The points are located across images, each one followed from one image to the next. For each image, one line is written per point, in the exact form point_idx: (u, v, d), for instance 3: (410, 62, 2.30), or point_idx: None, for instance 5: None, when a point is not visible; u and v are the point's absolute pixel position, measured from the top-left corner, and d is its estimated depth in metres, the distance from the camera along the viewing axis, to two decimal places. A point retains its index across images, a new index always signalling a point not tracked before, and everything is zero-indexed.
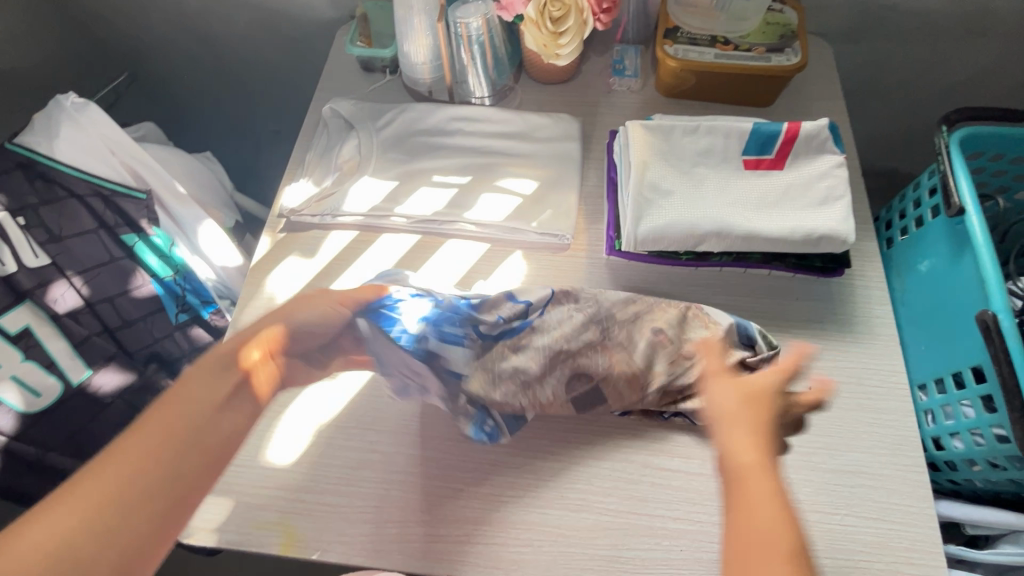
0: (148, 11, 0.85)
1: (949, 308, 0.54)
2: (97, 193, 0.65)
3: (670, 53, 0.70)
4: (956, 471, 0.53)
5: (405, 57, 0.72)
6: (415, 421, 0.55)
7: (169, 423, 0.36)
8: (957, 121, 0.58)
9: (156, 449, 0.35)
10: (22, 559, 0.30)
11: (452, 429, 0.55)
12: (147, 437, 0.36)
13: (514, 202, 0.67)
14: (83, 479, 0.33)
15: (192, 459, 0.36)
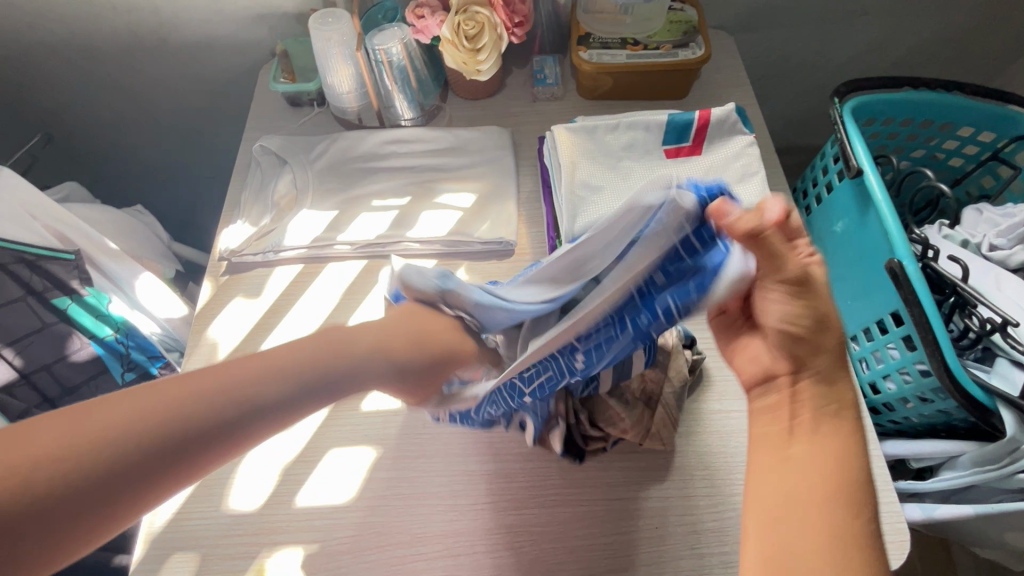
0: (56, 67, 0.82)
1: (865, 263, 0.58)
2: (19, 259, 0.59)
3: (585, 58, 0.73)
4: (894, 411, 0.57)
5: (330, 89, 0.73)
6: (382, 443, 0.55)
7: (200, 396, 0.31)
8: (847, 93, 0.63)
9: (167, 413, 0.30)
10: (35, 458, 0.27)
11: (422, 446, 0.55)
12: (165, 403, 0.30)
13: (456, 216, 0.68)
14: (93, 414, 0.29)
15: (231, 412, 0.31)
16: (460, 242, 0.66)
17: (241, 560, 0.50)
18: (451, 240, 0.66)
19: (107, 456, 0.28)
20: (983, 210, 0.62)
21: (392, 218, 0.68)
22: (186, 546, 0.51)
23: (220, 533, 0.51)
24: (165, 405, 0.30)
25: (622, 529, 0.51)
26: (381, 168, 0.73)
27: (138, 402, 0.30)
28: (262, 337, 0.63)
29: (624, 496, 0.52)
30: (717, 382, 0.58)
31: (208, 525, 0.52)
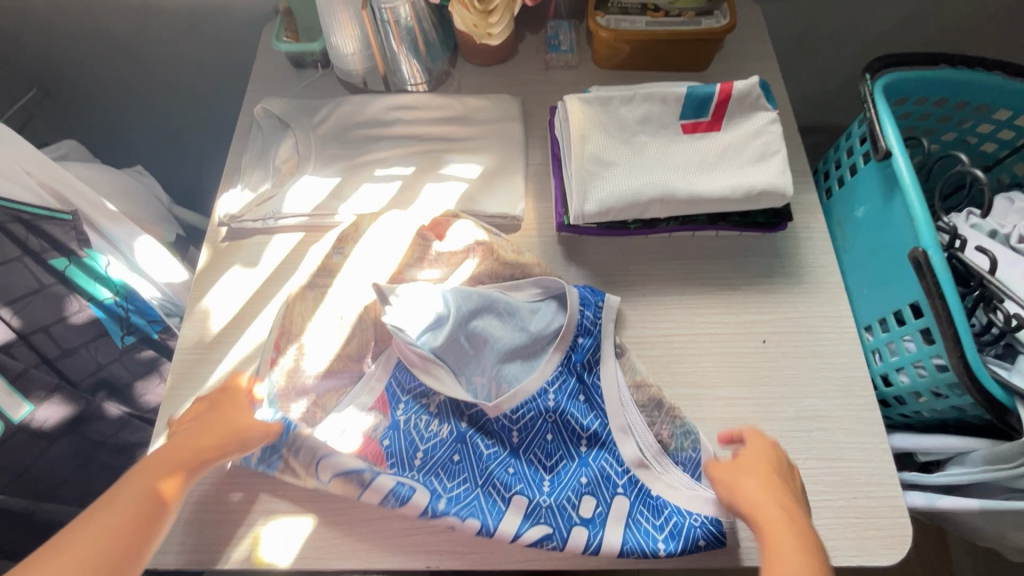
0: (56, 21, 0.80)
1: (885, 251, 0.56)
2: (15, 218, 0.58)
3: (602, 23, 0.69)
4: (905, 405, 0.55)
5: (335, 50, 0.70)
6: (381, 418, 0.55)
7: (126, 507, 0.42)
8: (879, 69, 0.59)
9: (117, 525, 0.41)
10: (87, 549, 0.39)
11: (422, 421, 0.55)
12: (110, 517, 0.41)
13: (481, 236, 0.60)
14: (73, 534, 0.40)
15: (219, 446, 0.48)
16: (511, 326, 0.57)
17: (240, 525, 0.51)
18: (506, 286, 0.60)
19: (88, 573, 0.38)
20: (1015, 199, 0.59)
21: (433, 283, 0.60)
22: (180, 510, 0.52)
23: (215, 499, 0.52)
24: (122, 507, 0.42)
25: None
26: (386, 136, 0.70)
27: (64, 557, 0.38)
28: (260, 306, 0.62)
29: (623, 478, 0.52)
30: (721, 369, 0.57)
31: (206, 492, 0.52)
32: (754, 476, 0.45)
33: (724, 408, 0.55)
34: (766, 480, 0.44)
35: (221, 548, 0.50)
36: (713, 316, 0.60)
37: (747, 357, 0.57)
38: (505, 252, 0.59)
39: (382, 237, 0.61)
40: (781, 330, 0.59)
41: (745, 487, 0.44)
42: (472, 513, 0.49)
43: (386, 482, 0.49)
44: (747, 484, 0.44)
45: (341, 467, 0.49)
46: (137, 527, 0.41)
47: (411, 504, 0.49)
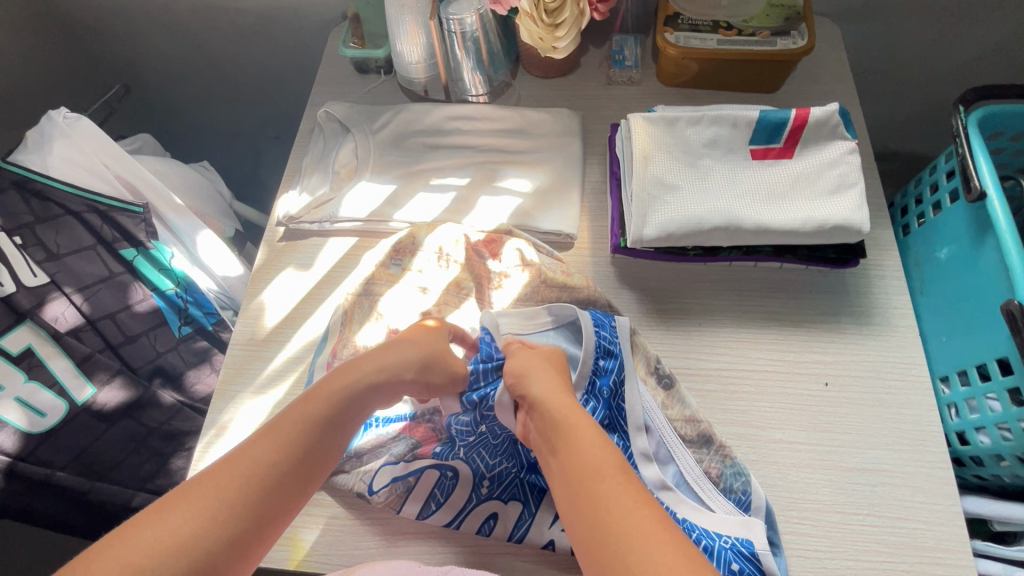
0: (140, 20, 0.84)
1: (970, 300, 0.52)
2: (92, 208, 0.63)
3: (671, 40, 0.67)
4: (984, 466, 0.51)
5: (399, 57, 0.71)
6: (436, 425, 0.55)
7: (255, 475, 0.37)
8: (974, 102, 0.55)
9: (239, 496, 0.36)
10: (187, 524, 0.33)
11: None
12: (230, 481, 0.36)
13: (532, 256, 0.60)
14: (206, 480, 0.36)
15: (326, 431, 0.41)
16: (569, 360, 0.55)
17: None
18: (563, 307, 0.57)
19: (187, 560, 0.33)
20: None
21: (481, 310, 0.59)
22: None
23: None
24: (247, 476, 0.37)
25: None
26: (443, 145, 0.70)
27: (207, 491, 0.35)
28: (312, 308, 0.63)
29: None
30: (778, 410, 0.54)
31: None
32: (546, 373, 0.46)
33: (779, 452, 0.52)
34: (543, 365, 0.47)
35: None
36: (771, 352, 0.57)
37: (807, 401, 0.54)
38: (553, 274, 0.58)
39: (437, 250, 0.61)
40: (846, 374, 0.55)
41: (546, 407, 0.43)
42: (514, 496, 0.49)
43: (430, 481, 0.49)
44: (535, 365, 0.47)
45: (388, 471, 0.50)
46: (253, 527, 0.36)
47: (452, 500, 0.49)
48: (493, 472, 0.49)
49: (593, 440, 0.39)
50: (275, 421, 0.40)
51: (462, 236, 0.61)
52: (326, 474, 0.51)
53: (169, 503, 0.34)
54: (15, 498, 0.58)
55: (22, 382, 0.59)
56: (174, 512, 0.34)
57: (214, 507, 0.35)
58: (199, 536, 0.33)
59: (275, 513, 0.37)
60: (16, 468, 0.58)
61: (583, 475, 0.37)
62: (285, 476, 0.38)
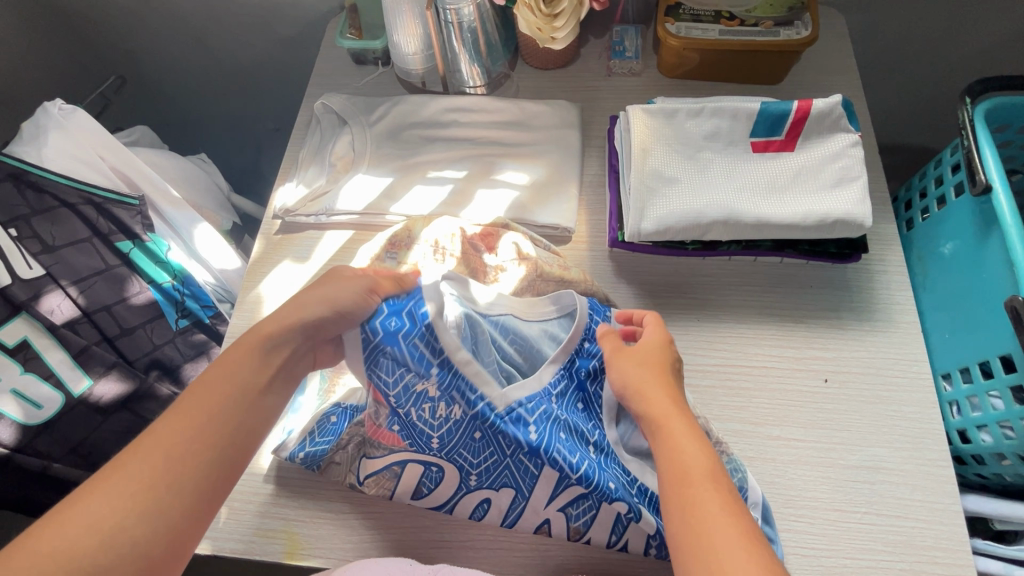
0: (137, 12, 0.84)
1: (974, 296, 0.51)
2: (88, 201, 0.63)
3: (672, 31, 0.66)
4: (985, 465, 0.50)
5: (396, 48, 0.70)
6: None
7: (159, 461, 0.34)
8: (981, 93, 0.54)
9: (149, 483, 0.33)
10: (98, 516, 0.31)
11: None
12: (134, 471, 0.33)
13: (529, 250, 0.59)
14: (115, 470, 0.33)
15: (246, 406, 0.38)
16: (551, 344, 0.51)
17: (272, 519, 0.50)
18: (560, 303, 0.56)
19: (101, 557, 0.30)
20: None
21: None
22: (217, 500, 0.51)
23: (248, 490, 0.52)
24: (152, 466, 0.33)
25: None
26: (441, 137, 0.70)
27: (118, 479, 0.33)
28: None
29: None
30: (777, 406, 0.53)
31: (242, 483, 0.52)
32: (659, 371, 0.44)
33: (777, 449, 0.51)
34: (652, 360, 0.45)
35: (254, 540, 0.49)
36: (771, 348, 0.56)
37: (807, 397, 0.53)
38: (550, 268, 0.58)
39: (433, 243, 0.60)
40: (847, 370, 0.54)
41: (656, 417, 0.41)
42: (504, 482, 0.47)
43: (416, 474, 0.47)
44: (637, 368, 0.44)
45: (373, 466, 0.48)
46: (179, 518, 0.33)
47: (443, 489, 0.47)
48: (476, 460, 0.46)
49: (693, 443, 0.38)
50: (183, 399, 0.37)
51: (459, 230, 0.61)
52: (317, 466, 0.50)
53: (77, 497, 0.32)
54: (17, 488, 0.59)
55: (19, 374, 0.59)
56: (86, 503, 0.32)
57: (126, 495, 0.32)
58: (110, 529, 0.31)
59: (200, 499, 0.34)
60: (15, 459, 0.58)
61: (677, 471, 0.37)
62: (205, 457, 0.35)
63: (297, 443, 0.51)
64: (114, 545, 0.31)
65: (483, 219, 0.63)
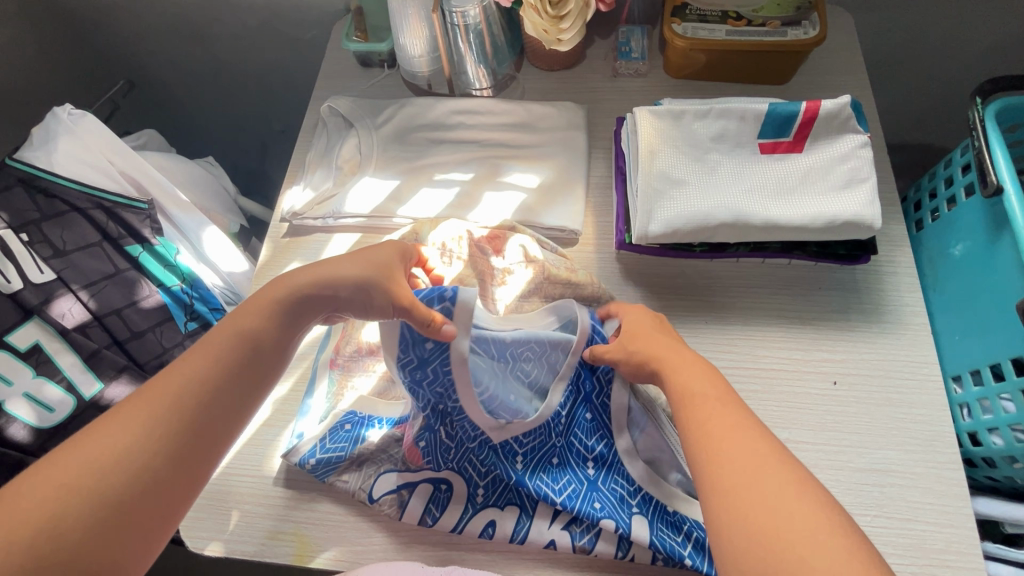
0: (144, 16, 0.84)
1: (986, 297, 0.51)
2: (97, 205, 0.64)
3: (678, 32, 0.66)
4: (996, 467, 0.50)
5: (402, 50, 0.70)
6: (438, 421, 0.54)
7: (184, 388, 0.39)
8: (992, 93, 0.53)
9: (174, 407, 0.38)
10: (131, 430, 0.36)
11: None
12: (164, 395, 0.38)
13: (536, 252, 0.59)
14: (152, 391, 0.39)
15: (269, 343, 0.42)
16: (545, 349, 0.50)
17: (282, 522, 0.51)
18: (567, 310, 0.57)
19: (132, 464, 0.36)
20: None
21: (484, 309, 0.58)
22: (229, 503, 0.52)
23: (259, 492, 0.52)
24: (183, 392, 0.38)
25: None
26: (447, 140, 0.70)
27: (152, 400, 0.38)
28: None
29: None
30: (784, 408, 0.53)
31: (252, 486, 0.52)
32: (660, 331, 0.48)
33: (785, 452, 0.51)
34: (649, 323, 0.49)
35: (265, 542, 0.50)
36: (778, 349, 0.56)
37: (815, 400, 0.53)
38: (557, 270, 0.57)
39: (440, 247, 0.60)
40: (856, 372, 0.54)
41: (680, 388, 0.42)
42: (510, 501, 0.49)
43: (425, 494, 0.49)
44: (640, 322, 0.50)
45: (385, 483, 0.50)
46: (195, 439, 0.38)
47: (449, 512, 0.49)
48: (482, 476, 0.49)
49: (703, 378, 0.42)
50: (214, 335, 0.42)
51: (466, 233, 0.60)
52: (327, 478, 0.51)
53: (117, 410, 0.37)
54: None
55: (30, 378, 0.59)
56: (120, 417, 0.37)
57: (155, 413, 0.37)
58: (141, 441, 0.36)
59: (216, 426, 0.39)
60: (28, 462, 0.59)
61: (688, 401, 0.41)
62: (224, 391, 0.40)
63: (309, 448, 0.52)
64: (142, 456, 0.36)
65: (489, 221, 0.63)
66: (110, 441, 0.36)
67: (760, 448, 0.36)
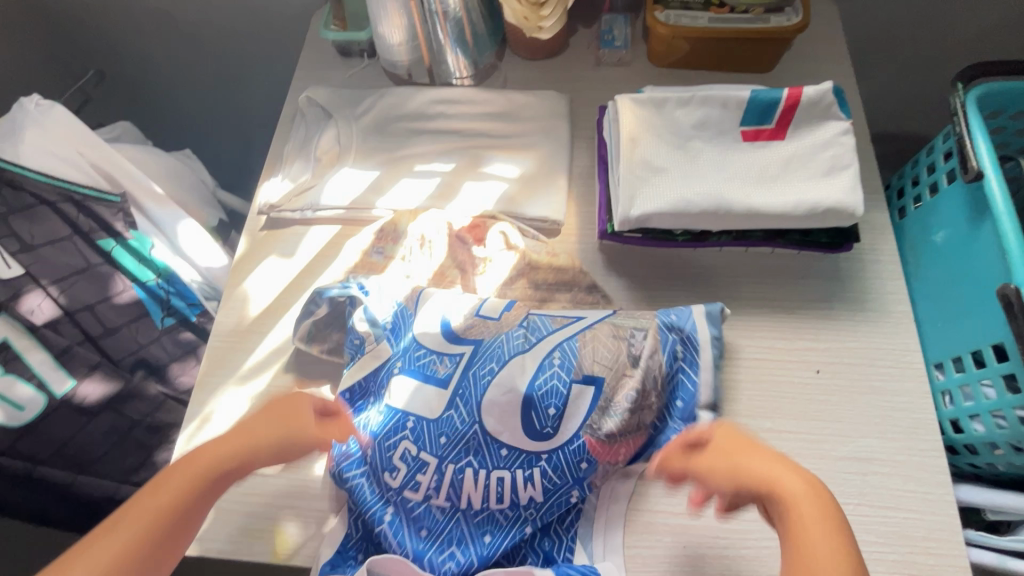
0: (117, 6, 0.82)
1: (967, 284, 0.51)
2: (67, 198, 0.62)
3: (660, 19, 0.65)
4: (977, 454, 0.50)
5: (381, 39, 0.69)
6: None
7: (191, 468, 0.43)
8: (973, 78, 0.53)
9: (181, 490, 0.42)
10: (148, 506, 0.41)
11: None
12: (175, 481, 0.43)
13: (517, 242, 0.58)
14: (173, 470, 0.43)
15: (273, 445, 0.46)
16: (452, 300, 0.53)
17: (258, 519, 0.50)
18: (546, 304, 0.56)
19: (138, 529, 0.40)
20: None
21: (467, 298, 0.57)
22: None
23: (234, 490, 0.51)
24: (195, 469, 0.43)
25: (648, 544, 0.47)
26: (427, 129, 0.69)
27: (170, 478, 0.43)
28: (293, 299, 0.61)
29: (653, 509, 0.48)
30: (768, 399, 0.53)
31: (228, 483, 0.51)
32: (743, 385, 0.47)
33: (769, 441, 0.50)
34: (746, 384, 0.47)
35: (241, 540, 0.49)
36: (762, 339, 0.55)
37: (798, 390, 0.53)
38: (538, 256, 0.59)
39: (419, 237, 0.60)
40: (839, 361, 0.54)
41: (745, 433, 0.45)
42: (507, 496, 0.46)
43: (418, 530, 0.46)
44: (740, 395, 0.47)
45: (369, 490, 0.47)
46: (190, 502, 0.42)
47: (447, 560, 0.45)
48: (446, 448, 0.47)
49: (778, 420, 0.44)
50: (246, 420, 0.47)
51: (446, 223, 0.60)
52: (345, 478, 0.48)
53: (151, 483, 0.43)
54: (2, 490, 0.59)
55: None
56: (155, 491, 0.42)
57: (176, 483, 0.42)
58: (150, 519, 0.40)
59: (215, 493, 0.44)
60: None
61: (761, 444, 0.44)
62: (231, 463, 0.44)
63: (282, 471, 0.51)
64: (143, 527, 0.40)
65: (470, 211, 0.62)
66: (140, 509, 0.41)
67: (835, 543, 0.37)
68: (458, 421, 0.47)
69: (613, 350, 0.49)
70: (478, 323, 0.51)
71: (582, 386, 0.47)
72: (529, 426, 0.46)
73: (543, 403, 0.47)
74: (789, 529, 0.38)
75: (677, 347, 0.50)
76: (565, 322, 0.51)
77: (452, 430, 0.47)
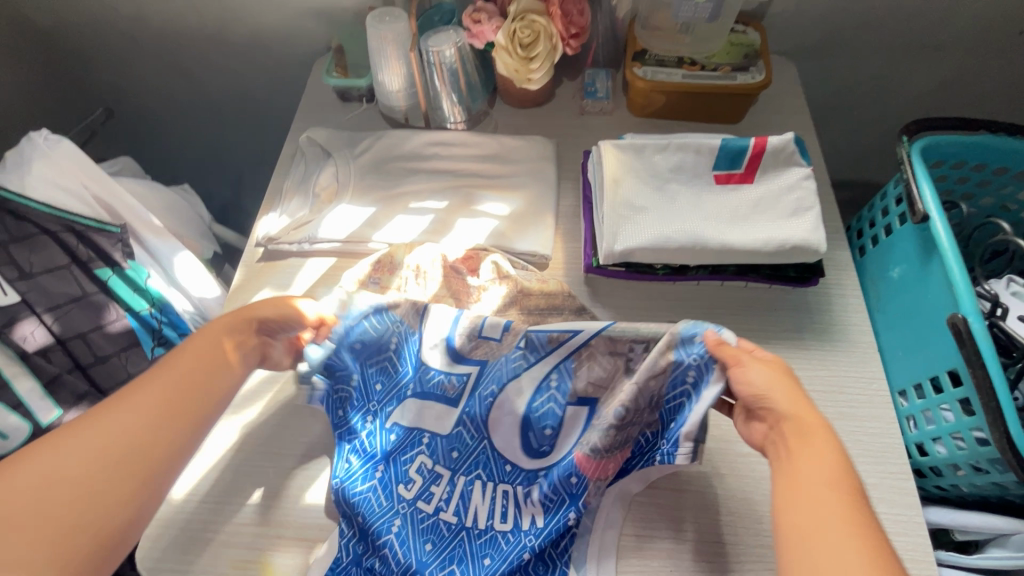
0: (126, 50, 0.86)
1: (922, 316, 0.55)
2: (68, 228, 0.63)
3: (639, 74, 0.71)
4: (942, 476, 0.53)
5: (380, 86, 0.73)
6: None
7: (150, 410, 0.41)
8: (916, 132, 0.59)
9: (133, 428, 0.40)
10: (100, 442, 0.39)
11: None
12: (124, 413, 0.41)
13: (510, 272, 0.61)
14: (118, 403, 0.41)
15: (221, 380, 0.45)
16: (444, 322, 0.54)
17: (246, 548, 0.50)
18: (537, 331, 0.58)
19: (91, 475, 0.38)
20: None
21: None
22: (191, 532, 0.50)
23: (223, 519, 0.51)
24: (153, 406, 0.42)
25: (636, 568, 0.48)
26: (422, 169, 0.72)
27: (118, 416, 0.40)
28: None
29: (640, 533, 0.49)
30: None
31: (217, 511, 0.51)
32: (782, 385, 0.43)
33: (750, 465, 0.52)
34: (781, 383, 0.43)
35: (228, 570, 0.49)
36: None
37: None
38: (529, 283, 0.60)
39: (414, 268, 0.62)
40: (811, 388, 0.57)
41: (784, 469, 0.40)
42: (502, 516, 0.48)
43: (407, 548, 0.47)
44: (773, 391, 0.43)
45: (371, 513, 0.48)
46: (146, 453, 0.40)
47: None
48: (458, 461, 0.51)
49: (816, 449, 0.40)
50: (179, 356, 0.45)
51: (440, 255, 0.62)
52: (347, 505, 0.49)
53: (106, 409, 0.41)
54: None
55: None
56: (108, 417, 0.40)
57: (141, 418, 0.41)
58: (98, 458, 0.39)
59: (176, 443, 0.42)
60: None
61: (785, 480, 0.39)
62: (187, 416, 0.43)
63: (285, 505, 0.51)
64: (96, 474, 0.38)
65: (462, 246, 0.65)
66: (97, 435, 0.39)
67: (858, 563, 0.33)
68: (468, 437, 0.51)
69: (610, 369, 0.50)
70: (481, 342, 0.53)
71: (576, 407, 0.51)
72: (528, 447, 0.51)
73: (540, 424, 0.51)
74: (785, 500, 0.38)
75: (688, 375, 0.46)
76: (560, 338, 0.50)
77: (462, 445, 0.51)
